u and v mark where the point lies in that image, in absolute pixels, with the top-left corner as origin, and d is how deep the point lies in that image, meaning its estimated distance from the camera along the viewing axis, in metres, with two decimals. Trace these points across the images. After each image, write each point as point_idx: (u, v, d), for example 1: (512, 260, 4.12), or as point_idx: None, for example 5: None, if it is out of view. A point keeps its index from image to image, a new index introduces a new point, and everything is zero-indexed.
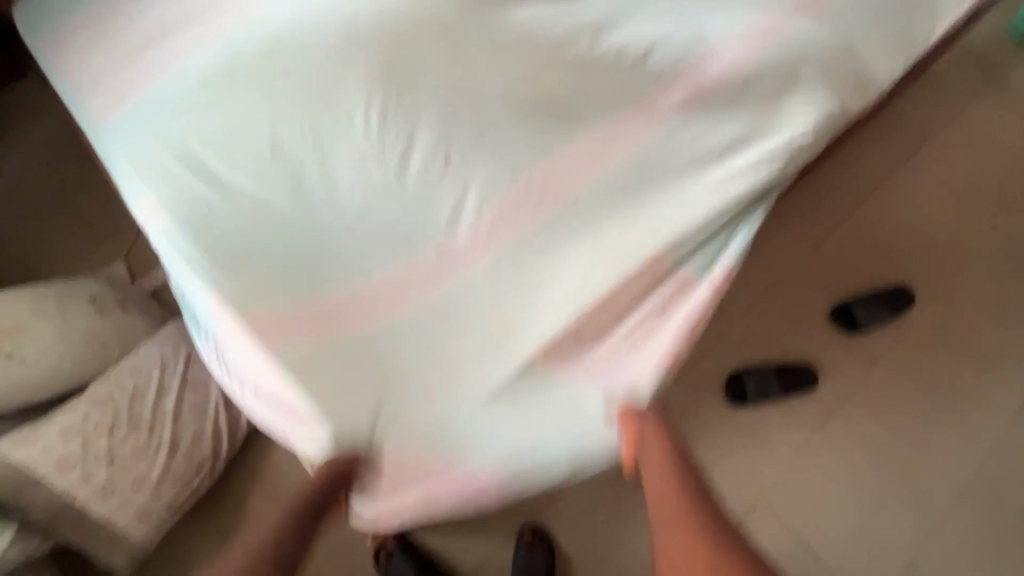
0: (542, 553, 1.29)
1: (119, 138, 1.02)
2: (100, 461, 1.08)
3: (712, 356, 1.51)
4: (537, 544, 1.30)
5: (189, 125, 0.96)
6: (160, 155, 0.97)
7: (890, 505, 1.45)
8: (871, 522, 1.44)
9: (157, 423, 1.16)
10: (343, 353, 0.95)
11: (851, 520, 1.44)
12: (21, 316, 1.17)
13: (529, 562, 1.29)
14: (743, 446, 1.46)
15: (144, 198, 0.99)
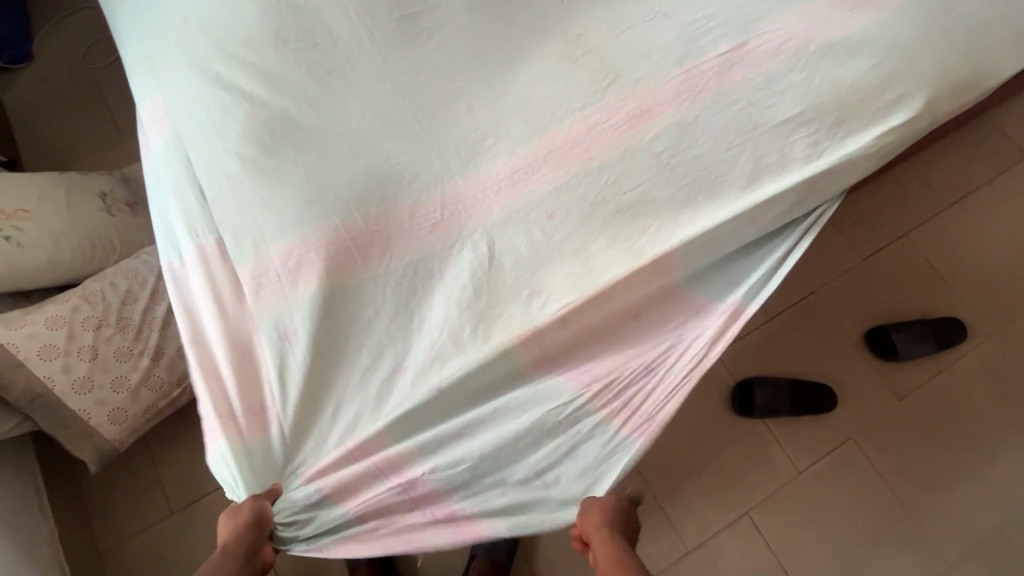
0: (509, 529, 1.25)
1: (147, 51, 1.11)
2: (83, 355, 1.09)
3: (722, 359, 1.42)
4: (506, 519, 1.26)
5: (220, 50, 1.07)
6: (191, 75, 1.07)
7: (893, 547, 1.32)
8: (871, 563, 1.31)
9: (146, 327, 1.17)
10: (334, 301, 0.97)
11: (847, 557, 1.31)
12: (27, 201, 1.16)
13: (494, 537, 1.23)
14: (740, 458, 1.34)
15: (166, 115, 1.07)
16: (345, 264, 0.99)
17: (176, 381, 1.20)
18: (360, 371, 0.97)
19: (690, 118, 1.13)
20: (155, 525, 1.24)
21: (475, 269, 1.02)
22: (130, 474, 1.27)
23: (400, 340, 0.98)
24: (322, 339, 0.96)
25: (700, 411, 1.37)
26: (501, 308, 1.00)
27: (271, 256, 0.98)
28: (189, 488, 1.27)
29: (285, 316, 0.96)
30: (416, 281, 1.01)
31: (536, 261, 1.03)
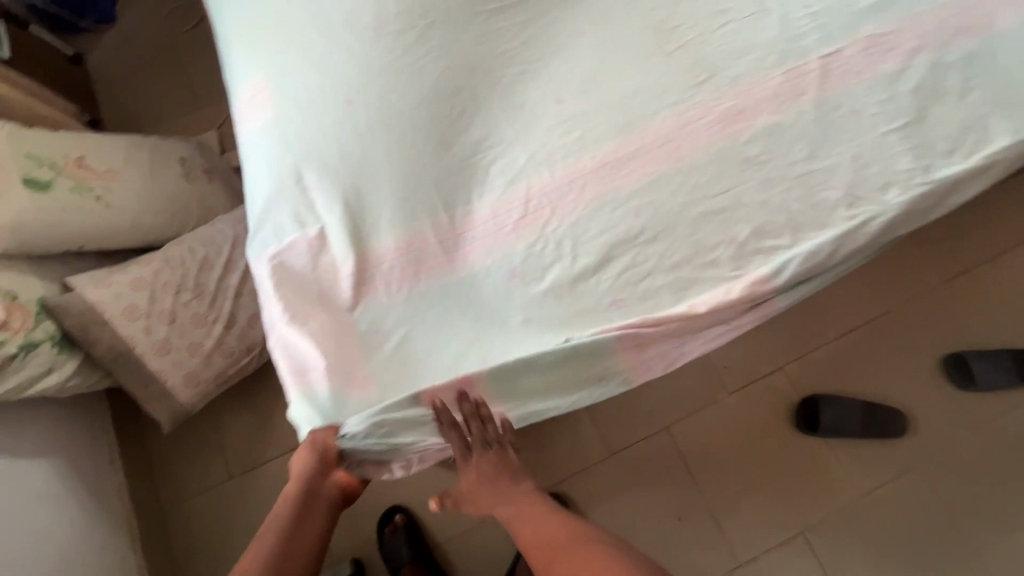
0: None
1: (243, 27, 1.09)
2: (162, 319, 1.11)
3: (787, 373, 1.38)
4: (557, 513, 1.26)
5: (320, 32, 1.05)
6: (291, 58, 1.05)
7: None
8: None
9: (220, 294, 1.18)
10: (424, 301, 0.99)
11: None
12: (115, 162, 1.18)
13: None
14: (798, 476, 1.31)
15: (263, 95, 1.05)
16: (438, 266, 1.01)
17: (245, 350, 1.21)
18: (446, 368, 0.96)
19: (788, 123, 1.08)
20: (215, 488, 1.28)
21: (560, 272, 0.99)
22: (193, 436, 1.31)
23: (485, 340, 0.97)
24: (413, 335, 0.98)
25: (759, 425, 1.34)
26: (586, 317, 0.98)
27: (373, 257, 1.01)
28: (247, 455, 1.30)
29: (382, 316, 0.99)
30: (506, 284, 0.99)
31: (622, 267, 1.00)
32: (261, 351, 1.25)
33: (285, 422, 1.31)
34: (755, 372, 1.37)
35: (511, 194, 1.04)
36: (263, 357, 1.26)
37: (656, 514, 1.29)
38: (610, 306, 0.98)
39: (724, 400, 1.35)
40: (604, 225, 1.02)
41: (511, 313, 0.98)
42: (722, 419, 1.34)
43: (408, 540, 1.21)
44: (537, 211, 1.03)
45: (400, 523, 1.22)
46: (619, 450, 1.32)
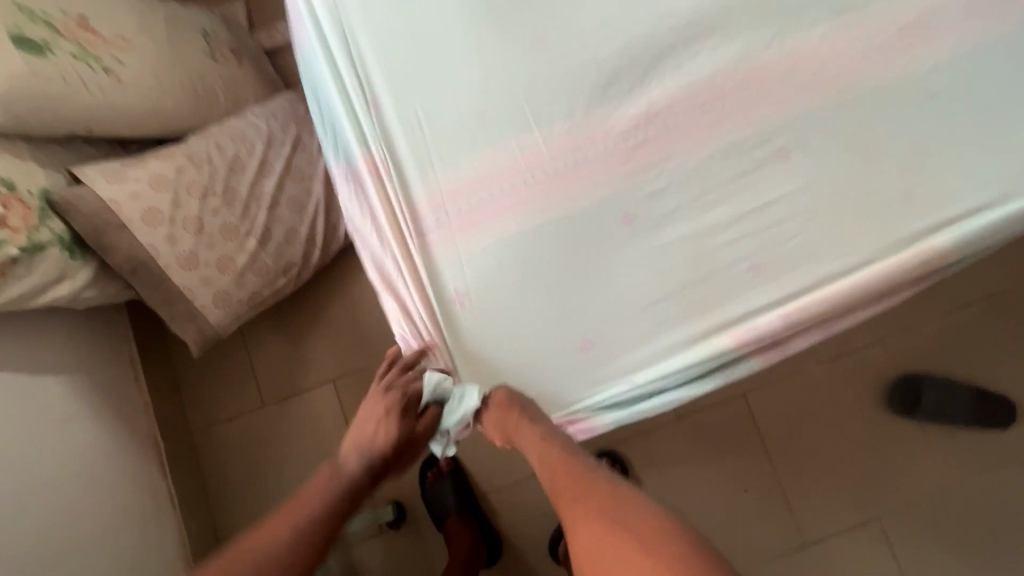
0: None
1: None
2: (188, 227, 0.94)
3: (888, 346, 1.21)
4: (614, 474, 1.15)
5: None
6: None
7: None
8: None
9: (253, 202, 1.01)
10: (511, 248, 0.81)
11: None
12: (126, 28, 0.96)
13: None
14: (883, 458, 1.19)
15: None
16: (526, 206, 0.81)
17: (281, 271, 1.05)
18: (533, 337, 0.80)
19: (1004, 33, 0.80)
20: (247, 415, 1.19)
21: (681, 229, 0.80)
22: (222, 356, 1.20)
23: (582, 310, 0.80)
24: (494, 295, 0.80)
25: (847, 400, 1.21)
26: (715, 288, 0.79)
27: (445, 193, 0.82)
28: (284, 383, 1.19)
29: (455, 271, 0.81)
30: (612, 237, 0.80)
31: (759, 229, 0.79)
32: (299, 273, 1.08)
33: (324, 350, 1.20)
34: (850, 343, 1.21)
35: (623, 113, 0.82)
36: (301, 281, 1.10)
37: (721, 485, 1.18)
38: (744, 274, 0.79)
39: (810, 370, 1.21)
40: (740, 161, 0.80)
41: (615, 277, 0.80)
42: (807, 390, 1.21)
43: (454, 489, 1.12)
44: (659, 138, 0.81)
45: (446, 467, 1.13)
46: (687, 415, 1.20)
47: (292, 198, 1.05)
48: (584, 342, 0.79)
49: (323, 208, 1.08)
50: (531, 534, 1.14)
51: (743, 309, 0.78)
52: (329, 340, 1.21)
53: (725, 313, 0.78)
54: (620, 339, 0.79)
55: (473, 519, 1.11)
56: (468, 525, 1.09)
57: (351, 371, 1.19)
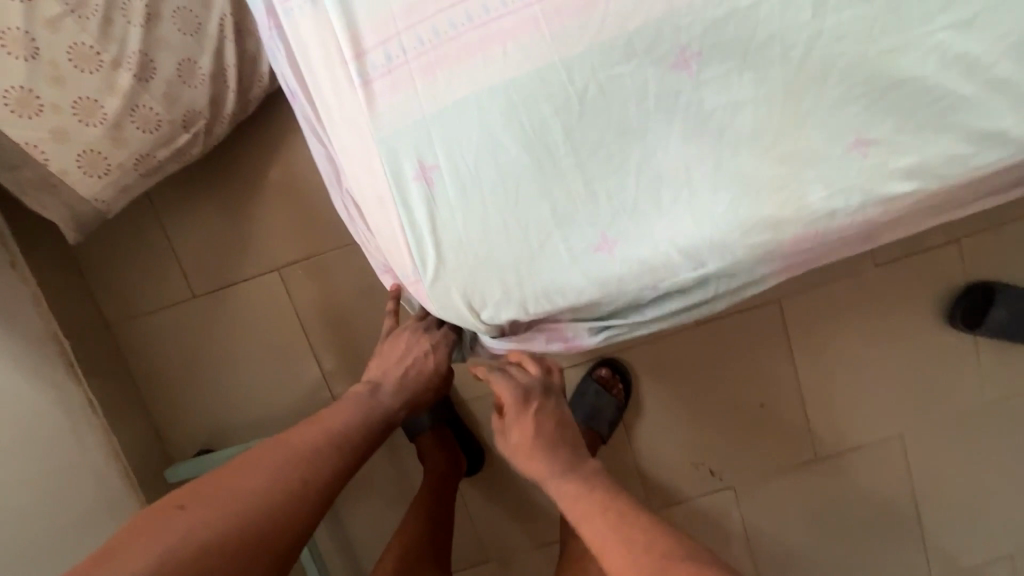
0: (618, 394, 1.01)
1: None
2: (17, 50, 0.64)
3: (962, 248, 0.99)
4: (615, 382, 1.01)
5: None
6: None
7: None
8: None
9: (118, 14, 0.67)
10: (495, 104, 0.52)
11: (1004, 510, 1.09)
12: None
13: (596, 403, 0.99)
14: (925, 375, 1.04)
15: None
16: (527, 30, 0.50)
17: (179, 124, 0.75)
18: (528, 236, 0.56)
19: None
20: (176, 306, 0.97)
21: (772, 77, 0.49)
22: (134, 235, 0.94)
23: (605, 194, 0.54)
24: (474, 176, 0.54)
25: (901, 311, 1.01)
26: (802, 171, 0.51)
27: (395, 13, 0.51)
28: (215, 269, 0.95)
29: (420, 143, 0.53)
30: (659, 91, 0.50)
31: (898, 83, 0.48)
32: (208, 127, 0.78)
33: (264, 233, 0.95)
34: (917, 244, 0.98)
35: None
36: (214, 139, 0.81)
37: (735, 397, 1.04)
38: (846, 163, 0.51)
39: (863, 274, 1.00)
40: None
41: (651, 154, 0.53)
42: (856, 297, 1.01)
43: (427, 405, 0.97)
44: None
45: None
46: (706, 321, 1.01)
47: (181, 10, 0.70)
48: (605, 247, 0.56)
49: (232, 29, 0.73)
50: None
51: (845, 204, 0.52)
52: (270, 220, 0.94)
53: (808, 213, 0.52)
54: (656, 243, 0.55)
55: (448, 432, 0.98)
56: (443, 441, 0.97)
57: (300, 258, 0.95)
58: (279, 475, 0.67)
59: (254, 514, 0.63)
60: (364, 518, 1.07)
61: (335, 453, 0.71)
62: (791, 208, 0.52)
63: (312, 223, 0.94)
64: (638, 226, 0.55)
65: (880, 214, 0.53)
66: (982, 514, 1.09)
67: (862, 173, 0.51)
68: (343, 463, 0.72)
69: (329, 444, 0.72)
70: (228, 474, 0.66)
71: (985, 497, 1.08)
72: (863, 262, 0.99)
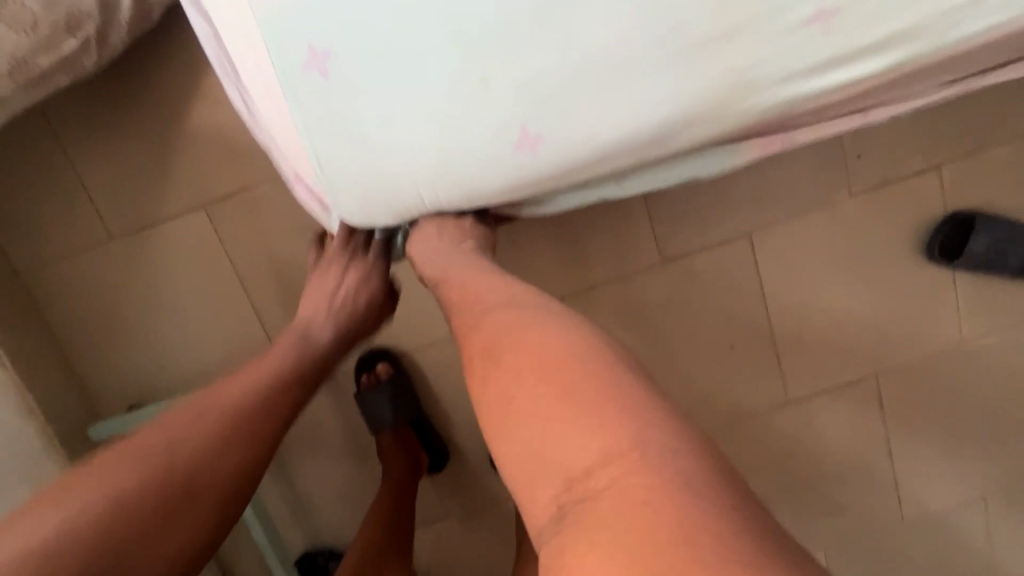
0: None
1: None
2: None
3: (941, 175, 0.93)
4: None
5: None
6: None
7: None
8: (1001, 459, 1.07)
9: None
10: None
11: (975, 449, 1.06)
12: None
13: None
14: (900, 313, 0.99)
15: None
16: None
17: (63, 26, 0.65)
18: (440, 132, 0.49)
19: None
20: (94, 249, 0.88)
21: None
22: (40, 171, 0.85)
23: (524, 83, 0.47)
24: (375, 59, 0.47)
25: (876, 245, 0.96)
26: (744, 48, 0.46)
27: None
28: (134, 206, 0.86)
29: (307, 18, 0.46)
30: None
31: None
32: (100, 34, 0.68)
33: (182, 166, 0.85)
34: (894, 172, 0.93)
35: None
36: (110, 51, 0.71)
37: (703, 339, 0.99)
38: (790, 39, 0.46)
39: (838, 206, 0.94)
40: None
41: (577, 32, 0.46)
42: (830, 231, 0.95)
43: (391, 399, 0.95)
44: None
45: (384, 376, 0.96)
46: (674, 258, 0.94)
47: None
48: (527, 146, 0.49)
49: None
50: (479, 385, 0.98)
51: (786, 84, 0.47)
52: (188, 151, 0.84)
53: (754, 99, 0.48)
54: (589, 139, 0.49)
55: (413, 436, 0.96)
56: (404, 441, 0.95)
57: (223, 195, 0.86)
58: (207, 424, 0.61)
59: (177, 472, 0.58)
60: (315, 477, 1.01)
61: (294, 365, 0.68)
62: (728, 92, 0.47)
63: (236, 154, 0.84)
64: (564, 122, 0.49)
65: (835, 98, 0.49)
66: (952, 459, 1.06)
67: (807, 48, 0.46)
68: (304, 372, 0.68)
69: (263, 386, 0.65)
70: (153, 428, 0.60)
71: (954, 441, 1.05)
72: (837, 192, 0.93)
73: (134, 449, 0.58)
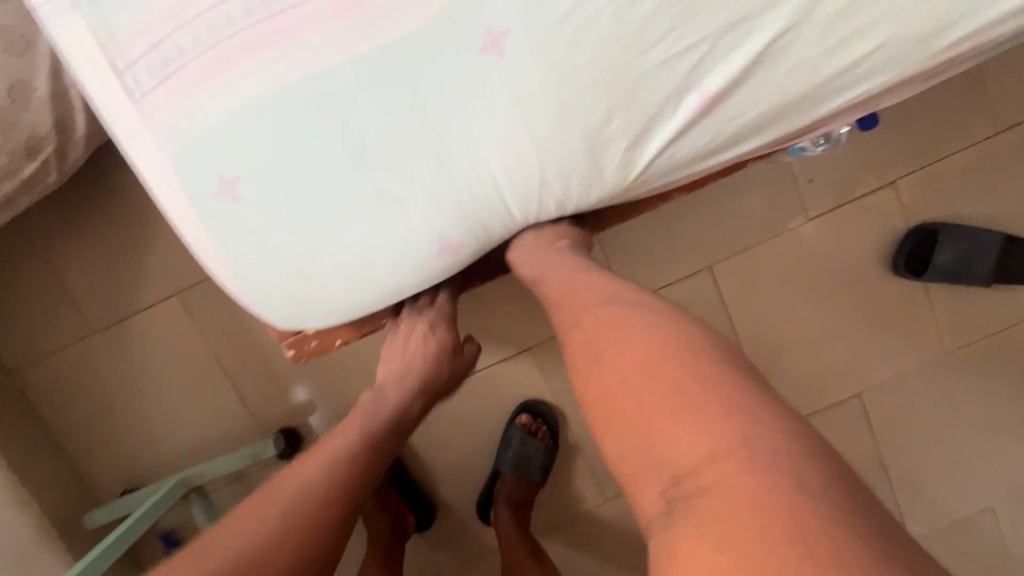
0: (545, 442, 0.97)
1: None
2: None
3: (898, 190, 0.92)
4: (539, 429, 0.97)
5: None
6: None
7: None
8: (1003, 466, 1.03)
9: None
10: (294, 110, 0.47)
11: (974, 459, 1.03)
12: None
13: (525, 452, 0.96)
14: (877, 330, 0.98)
15: None
16: (316, 27, 0.45)
17: (23, 152, 0.70)
18: (363, 247, 0.51)
19: None
20: (79, 343, 0.92)
21: (594, 42, 0.45)
22: (22, 274, 0.90)
23: (437, 196, 0.50)
24: (290, 188, 0.49)
25: (843, 265, 0.95)
26: (639, 141, 0.49)
27: (157, 13, 0.44)
28: (112, 300, 0.90)
29: (219, 157, 0.48)
30: (472, 75, 0.46)
31: (732, 34, 0.45)
32: (60, 153, 0.73)
33: (154, 258, 0.89)
34: (850, 193, 0.92)
35: None
36: (71, 165, 0.75)
37: None
38: (680, 129, 0.49)
39: (797, 231, 0.94)
40: None
41: (481, 145, 0.48)
42: (793, 257, 0.95)
43: None
44: None
45: None
46: None
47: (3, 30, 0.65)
48: (451, 241, 0.52)
49: None
50: (461, 438, 1.00)
51: (682, 162, 0.52)
52: (157, 242, 0.89)
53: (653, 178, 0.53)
54: (509, 225, 0.53)
55: (393, 496, 0.96)
56: (387, 501, 0.95)
57: (194, 281, 0.90)
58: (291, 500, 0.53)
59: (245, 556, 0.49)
60: None
61: (340, 458, 0.57)
62: (629, 177, 0.51)
63: None
64: (480, 223, 0.52)
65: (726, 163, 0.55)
66: (951, 474, 1.03)
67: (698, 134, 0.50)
68: (361, 471, 0.57)
69: (362, 447, 0.58)
70: (249, 507, 0.53)
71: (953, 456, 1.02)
72: (794, 218, 0.93)
73: (229, 530, 0.51)
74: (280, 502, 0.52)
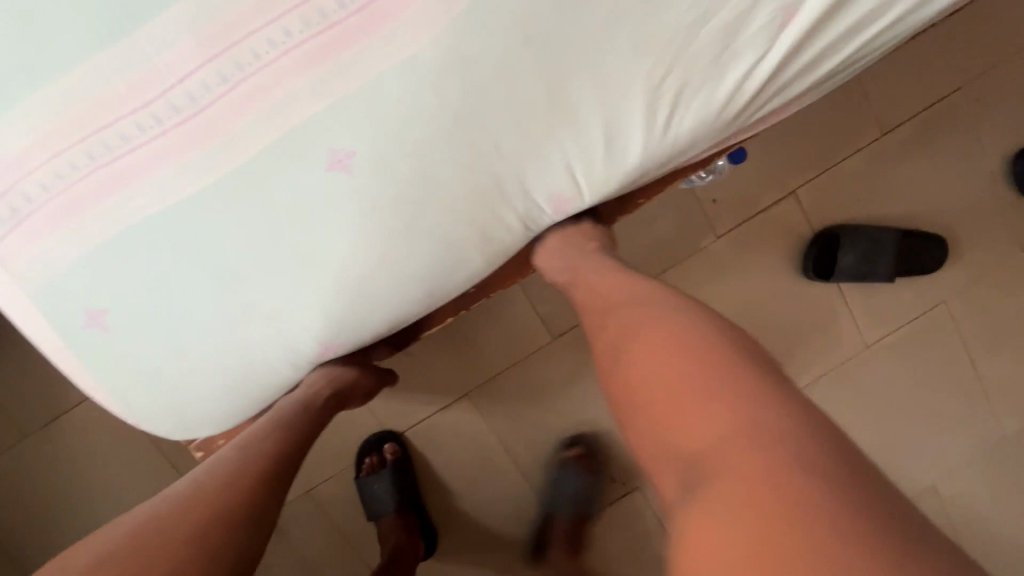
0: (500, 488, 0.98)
1: None
2: None
3: (800, 199, 0.96)
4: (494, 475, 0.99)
5: None
6: None
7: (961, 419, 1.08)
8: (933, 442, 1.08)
9: None
10: (150, 244, 0.48)
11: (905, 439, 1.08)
12: None
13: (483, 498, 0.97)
14: (799, 333, 1.01)
15: None
16: (161, 166, 0.47)
17: None
18: (241, 361, 0.53)
19: None
20: (12, 450, 0.91)
21: (432, 152, 0.49)
22: None
23: (304, 307, 0.51)
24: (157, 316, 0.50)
25: (758, 276, 0.98)
26: (492, 226, 0.53)
27: (8, 166, 0.47)
28: (40, 403, 0.90)
29: (83, 296, 0.49)
30: (319, 192, 0.48)
31: (563, 122, 0.49)
32: None
33: None
34: (753, 208, 0.96)
35: None
36: None
37: None
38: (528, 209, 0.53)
39: (710, 249, 0.96)
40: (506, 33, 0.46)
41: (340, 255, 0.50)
42: (710, 274, 0.97)
43: (392, 482, 0.95)
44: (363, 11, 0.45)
45: (390, 457, 0.97)
46: (565, 331, 0.97)
47: None
48: (333, 341, 0.54)
49: None
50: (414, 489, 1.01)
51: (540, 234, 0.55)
52: None
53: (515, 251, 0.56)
54: (389, 321, 0.55)
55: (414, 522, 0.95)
56: (407, 526, 0.94)
57: None
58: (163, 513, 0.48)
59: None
60: None
61: (226, 489, 0.51)
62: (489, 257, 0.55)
63: None
64: (353, 324, 0.54)
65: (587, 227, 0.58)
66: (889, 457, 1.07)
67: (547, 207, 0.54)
68: (252, 498, 0.51)
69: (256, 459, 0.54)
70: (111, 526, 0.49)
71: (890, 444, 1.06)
72: (704, 238, 0.96)
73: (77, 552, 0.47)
74: (132, 550, 0.45)
